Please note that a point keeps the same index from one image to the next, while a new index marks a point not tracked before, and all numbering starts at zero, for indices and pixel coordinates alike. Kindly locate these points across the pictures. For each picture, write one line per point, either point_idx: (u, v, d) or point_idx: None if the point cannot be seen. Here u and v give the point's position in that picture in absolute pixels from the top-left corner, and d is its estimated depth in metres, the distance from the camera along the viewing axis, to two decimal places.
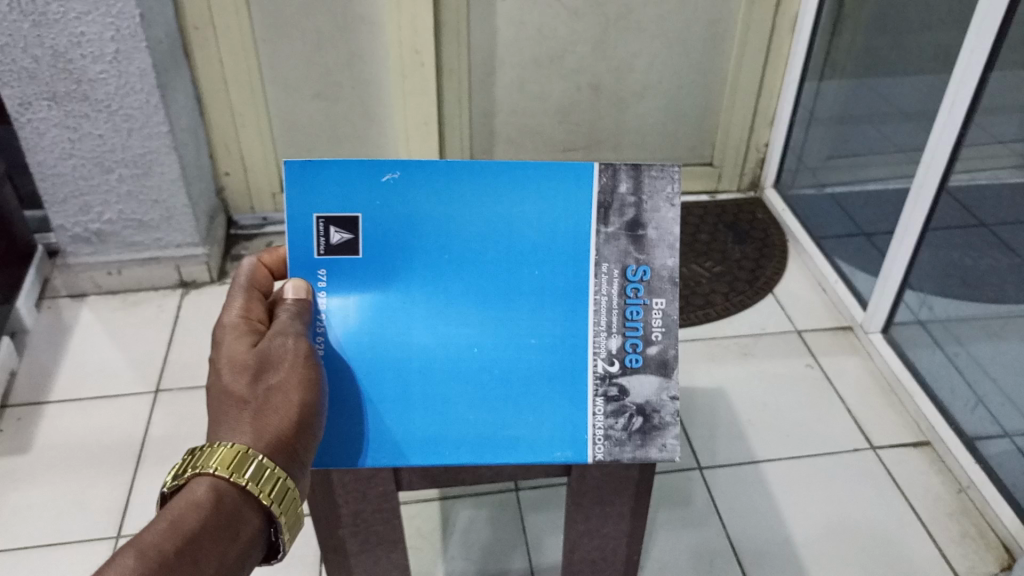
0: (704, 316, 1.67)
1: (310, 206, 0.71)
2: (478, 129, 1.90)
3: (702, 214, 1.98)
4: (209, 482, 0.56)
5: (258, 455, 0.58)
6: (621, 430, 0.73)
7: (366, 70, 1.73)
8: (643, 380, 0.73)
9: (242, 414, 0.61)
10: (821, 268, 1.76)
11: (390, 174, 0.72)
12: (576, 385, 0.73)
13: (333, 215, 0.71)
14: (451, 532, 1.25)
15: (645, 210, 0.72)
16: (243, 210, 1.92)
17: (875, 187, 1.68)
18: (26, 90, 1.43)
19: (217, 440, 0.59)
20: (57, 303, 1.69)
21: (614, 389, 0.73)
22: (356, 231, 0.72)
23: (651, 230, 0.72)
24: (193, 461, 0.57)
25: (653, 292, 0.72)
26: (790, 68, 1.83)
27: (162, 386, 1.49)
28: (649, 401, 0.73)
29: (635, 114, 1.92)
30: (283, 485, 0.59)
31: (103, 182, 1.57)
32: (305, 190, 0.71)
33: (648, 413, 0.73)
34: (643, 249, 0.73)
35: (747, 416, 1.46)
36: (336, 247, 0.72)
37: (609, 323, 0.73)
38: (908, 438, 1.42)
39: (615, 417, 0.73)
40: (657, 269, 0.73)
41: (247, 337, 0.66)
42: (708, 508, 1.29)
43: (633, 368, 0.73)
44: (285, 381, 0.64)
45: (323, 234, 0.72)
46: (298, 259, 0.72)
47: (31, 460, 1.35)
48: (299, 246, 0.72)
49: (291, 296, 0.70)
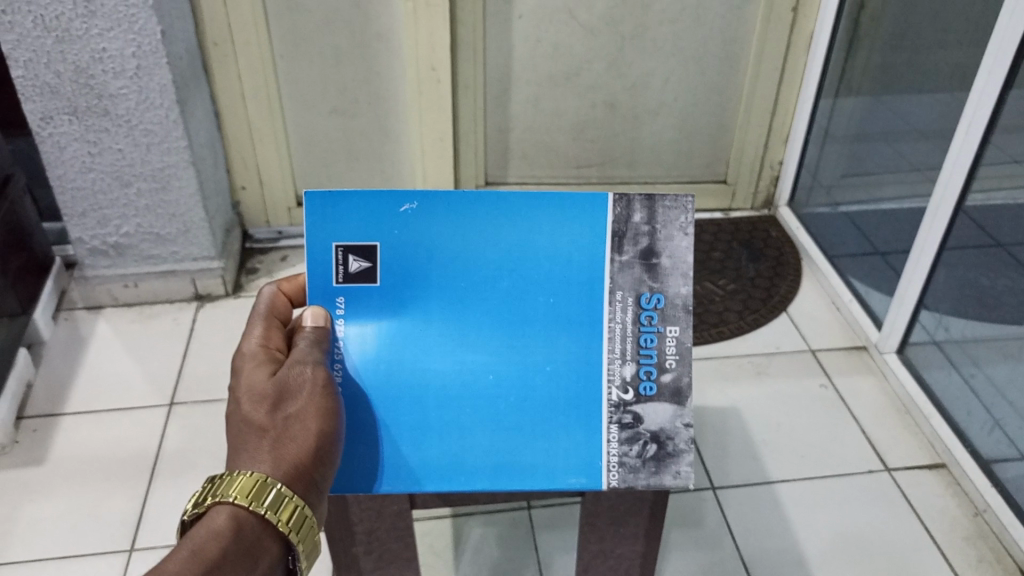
0: (718, 334, 1.67)
1: (329, 235, 0.72)
2: (493, 145, 1.90)
3: (716, 231, 1.98)
4: (228, 511, 0.57)
5: (276, 483, 0.59)
6: (635, 458, 0.72)
7: (383, 87, 1.75)
8: (657, 407, 0.73)
9: (261, 443, 0.61)
10: (836, 288, 1.76)
11: (408, 204, 0.73)
12: (590, 413, 0.73)
13: (352, 244, 0.72)
14: (462, 550, 1.25)
15: (659, 239, 0.73)
16: (258, 223, 1.93)
17: (890, 206, 1.67)
18: (48, 105, 1.45)
19: (236, 468, 0.60)
20: (74, 315, 1.70)
21: (628, 416, 0.73)
22: (375, 260, 0.72)
23: (665, 258, 0.72)
24: (213, 489, 0.58)
25: (667, 320, 0.73)
26: (806, 86, 1.83)
27: (177, 399, 1.50)
28: (663, 428, 0.73)
29: (650, 131, 1.92)
30: (301, 513, 0.59)
31: (122, 195, 1.58)
32: (324, 220, 0.72)
33: (662, 441, 0.72)
34: (658, 278, 0.73)
35: (761, 436, 1.45)
36: (354, 275, 0.72)
37: (623, 351, 0.73)
38: (924, 460, 1.41)
39: (630, 444, 0.72)
40: (671, 297, 0.73)
41: (266, 365, 0.67)
42: (721, 529, 1.29)
43: (647, 396, 0.73)
44: (303, 409, 0.64)
45: (342, 263, 0.72)
46: (318, 287, 0.72)
47: (47, 472, 1.36)
48: (319, 275, 0.72)
49: (309, 324, 0.71)
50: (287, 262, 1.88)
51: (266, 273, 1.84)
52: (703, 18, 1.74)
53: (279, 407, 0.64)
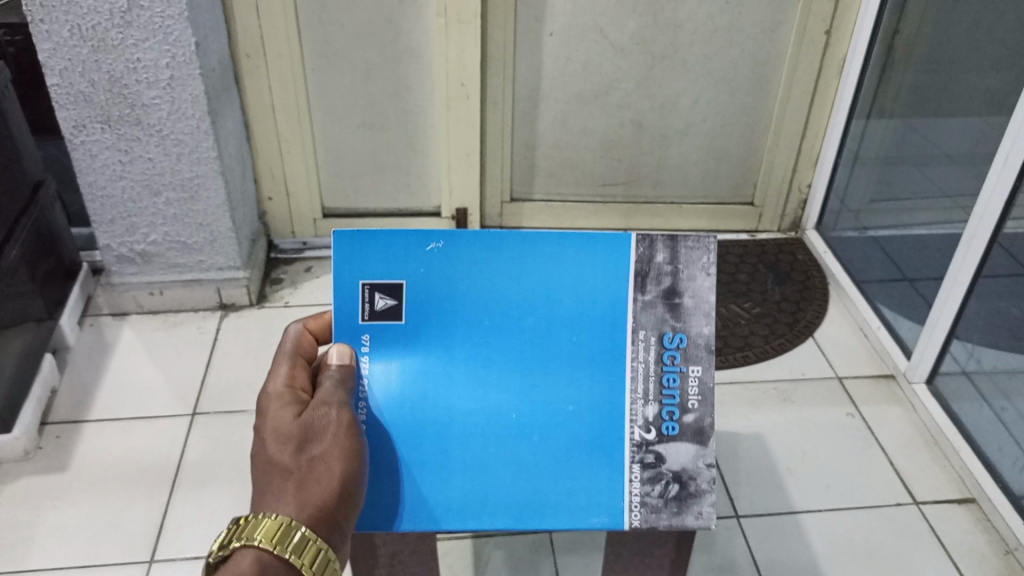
0: (743, 358, 1.65)
1: (357, 273, 0.72)
2: (520, 161, 1.90)
3: (742, 253, 1.96)
4: (253, 554, 0.57)
5: (301, 526, 0.59)
6: (657, 498, 0.72)
7: (412, 102, 1.75)
8: (680, 447, 0.72)
9: (286, 484, 0.62)
10: (864, 314, 1.74)
11: (435, 243, 0.73)
12: (612, 452, 0.72)
13: (379, 283, 0.72)
14: (483, 572, 1.23)
15: (681, 279, 0.72)
16: (284, 233, 1.93)
17: (921, 231, 1.64)
18: (81, 113, 1.46)
19: (262, 511, 0.61)
20: (100, 321, 1.71)
21: (650, 455, 0.72)
22: (400, 298, 0.72)
23: (687, 298, 0.72)
24: (238, 532, 0.58)
25: (690, 359, 0.72)
26: (837, 110, 1.82)
27: (200, 409, 1.50)
28: (685, 468, 0.72)
29: (678, 151, 1.91)
30: (324, 556, 0.59)
31: (151, 204, 1.59)
32: (352, 259, 0.72)
33: (685, 481, 0.72)
34: (680, 317, 0.72)
35: (786, 463, 1.43)
36: (380, 313, 0.72)
37: (646, 391, 0.72)
38: (953, 494, 1.38)
39: (652, 484, 0.72)
40: (693, 336, 0.72)
41: (291, 406, 0.67)
42: (744, 558, 1.27)
43: (669, 435, 0.72)
44: (328, 452, 0.65)
45: (368, 301, 0.72)
46: (344, 325, 0.72)
47: (69, 479, 1.36)
48: (345, 313, 0.72)
49: (334, 362, 0.71)
50: (311, 273, 1.88)
51: (290, 283, 1.84)
52: (735, 39, 1.73)
53: (302, 450, 0.64)
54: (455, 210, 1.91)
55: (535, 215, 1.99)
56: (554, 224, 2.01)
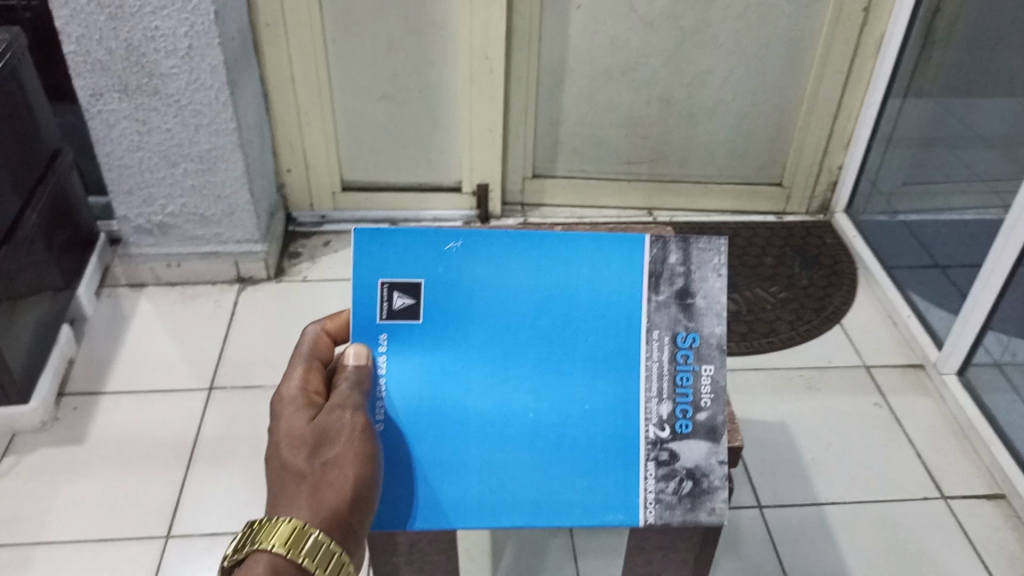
0: (768, 344, 1.61)
1: (375, 272, 0.69)
2: (544, 136, 1.86)
3: (768, 235, 1.91)
4: (266, 558, 0.58)
5: (314, 530, 0.60)
6: (671, 494, 0.70)
7: (434, 75, 1.71)
8: (693, 445, 0.70)
9: (300, 488, 0.62)
10: (893, 301, 1.69)
11: (452, 242, 0.70)
12: (626, 451, 0.70)
13: (398, 281, 0.69)
14: (501, 557, 1.22)
15: (694, 279, 0.70)
16: (302, 206, 1.91)
17: (960, 215, 1.58)
18: (99, 82, 1.43)
19: (276, 515, 0.61)
20: (117, 291, 1.69)
21: (664, 453, 0.70)
22: (418, 297, 0.69)
23: (699, 299, 0.70)
24: (252, 537, 0.59)
25: (702, 358, 0.71)
26: (872, 90, 1.76)
27: (217, 384, 1.49)
28: (699, 465, 0.70)
29: (705, 130, 1.86)
30: (338, 560, 0.60)
31: (168, 175, 1.57)
32: (370, 257, 0.69)
33: (698, 477, 0.70)
34: (693, 317, 0.71)
35: (811, 453, 1.40)
36: (398, 312, 0.69)
37: (660, 389, 0.70)
38: (981, 489, 1.35)
39: (665, 481, 0.70)
40: (705, 335, 0.71)
41: (305, 410, 0.67)
42: (767, 550, 1.25)
43: (683, 433, 0.70)
44: (341, 455, 0.64)
45: (386, 300, 0.69)
46: (361, 325, 0.69)
47: (86, 451, 1.36)
48: (363, 311, 0.69)
49: (351, 363, 0.68)
50: (329, 248, 1.85)
51: (308, 257, 1.82)
52: (770, 15, 1.67)
53: (316, 453, 0.64)
54: (476, 186, 1.87)
55: (558, 192, 1.96)
56: (577, 202, 1.97)
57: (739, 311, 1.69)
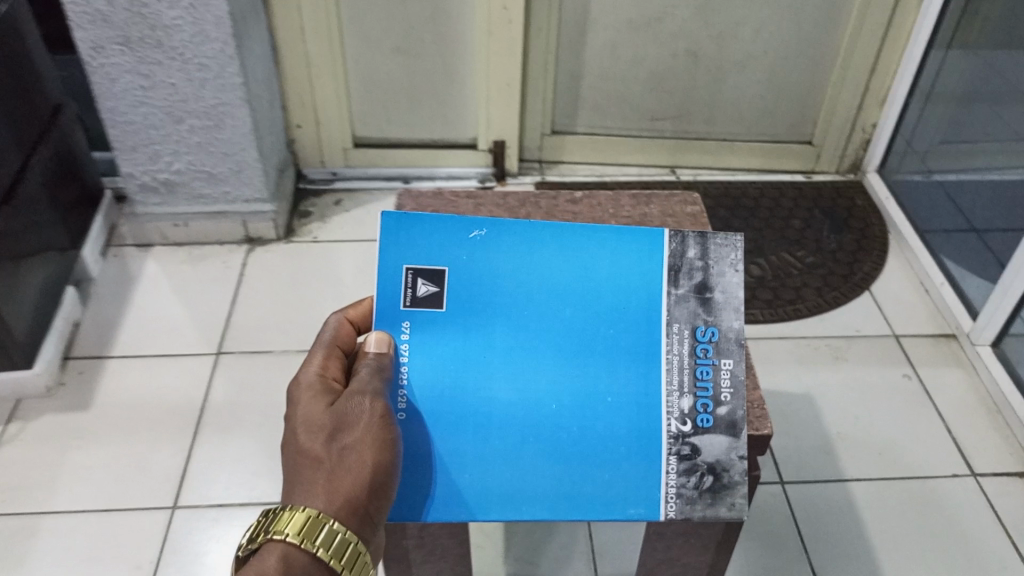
0: (794, 312, 1.55)
1: (401, 256, 0.65)
2: (564, 91, 1.78)
3: (796, 196, 1.84)
4: (280, 549, 0.55)
5: (329, 519, 0.56)
6: (692, 489, 0.65)
7: (450, 26, 1.63)
8: (714, 440, 0.65)
9: (315, 476, 0.58)
10: (927, 269, 1.62)
11: (476, 230, 0.67)
12: (647, 444, 0.65)
13: (424, 266, 0.65)
14: (514, 532, 1.18)
15: (712, 274, 0.67)
16: (313, 163, 1.85)
17: (1003, 176, 1.49)
18: (99, 34, 1.36)
19: (291, 503, 0.57)
20: (123, 252, 1.65)
21: (686, 447, 0.65)
22: (442, 284, 0.66)
23: (718, 294, 0.66)
24: (265, 525, 0.56)
25: (722, 352, 0.66)
26: (913, 44, 1.66)
27: (225, 348, 1.46)
28: (719, 460, 0.65)
29: (734, 85, 1.78)
30: (353, 549, 0.56)
31: (174, 132, 1.51)
32: (397, 242, 0.66)
33: (719, 472, 0.65)
34: (712, 312, 0.66)
35: (837, 427, 1.35)
36: (422, 299, 0.65)
37: (681, 383, 0.65)
38: (1014, 467, 1.30)
39: (686, 477, 0.65)
40: (724, 330, 0.66)
41: (323, 397, 0.62)
42: (790, 529, 1.21)
43: (704, 427, 0.65)
44: (359, 441, 0.59)
45: (410, 286, 0.65)
46: (384, 311, 0.65)
47: (93, 417, 1.33)
48: (386, 297, 0.65)
49: (372, 350, 0.63)
50: (341, 207, 1.80)
51: (319, 217, 1.76)
52: None
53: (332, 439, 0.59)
54: (492, 143, 1.80)
55: (577, 149, 1.88)
56: (597, 159, 1.90)
57: (764, 277, 1.62)
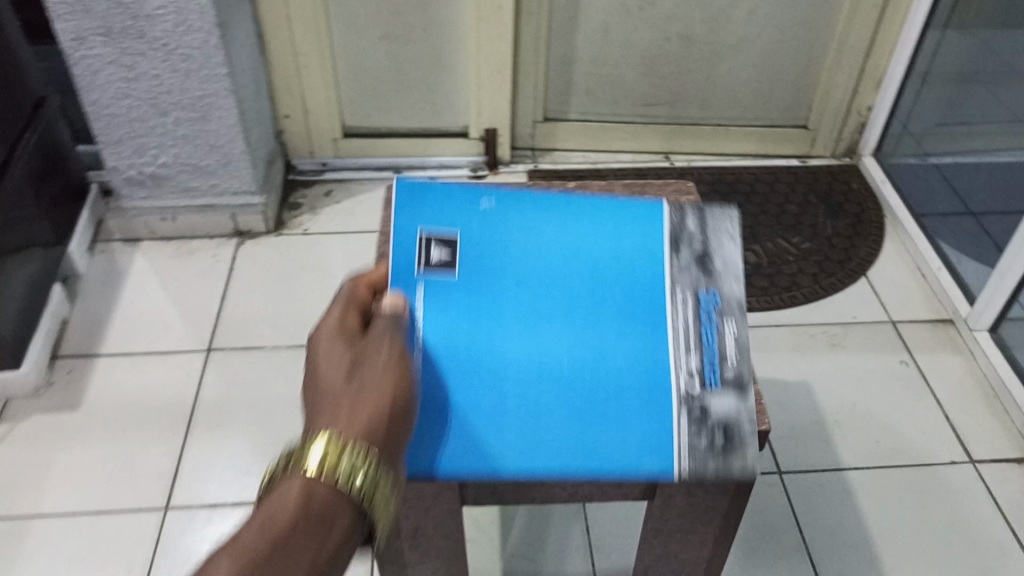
0: (790, 299, 1.54)
1: (415, 220, 0.66)
2: (556, 77, 1.76)
3: (791, 180, 1.82)
4: (299, 481, 0.49)
5: (352, 444, 0.50)
6: (704, 445, 0.62)
7: (439, 12, 1.60)
8: (724, 397, 0.63)
9: (334, 407, 0.53)
10: (924, 253, 1.61)
11: (485, 203, 0.69)
12: (658, 403, 0.63)
13: (436, 230, 0.66)
14: (510, 528, 1.17)
15: (711, 245, 0.68)
16: (302, 153, 1.82)
17: (1004, 158, 1.51)
18: (80, 25, 1.33)
19: (309, 433, 0.52)
20: (111, 247, 1.63)
21: (697, 404, 0.63)
22: (454, 248, 0.66)
23: (718, 261, 0.67)
24: (286, 457, 0.51)
25: (726, 316, 0.66)
26: (909, 25, 1.64)
27: (215, 344, 1.44)
28: (731, 418, 0.63)
29: (728, 69, 1.75)
30: (376, 478, 0.51)
31: (159, 124, 1.49)
32: (411, 207, 0.67)
33: (731, 430, 0.63)
34: (713, 278, 0.67)
35: (834, 415, 1.35)
36: (434, 261, 0.65)
37: (687, 342, 0.65)
38: (1012, 453, 1.29)
39: (699, 434, 0.62)
40: (726, 296, 0.66)
41: (342, 339, 0.58)
42: (787, 519, 1.20)
43: (714, 386, 0.64)
44: (380, 374, 0.55)
45: (424, 249, 0.65)
46: (397, 269, 0.65)
47: (83, 417, 1.32)
48: (399, 257, 0.65)
49: (388, 308, 0.61)
50: (331, 198, 1.77)
51: (309, 209, 1.74)
52: None
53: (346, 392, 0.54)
54: (484, 130, 1.78)
55: (570, 136, 1.86)
56: (590, 146, 1.88)
57: (759, 263, 1.61)
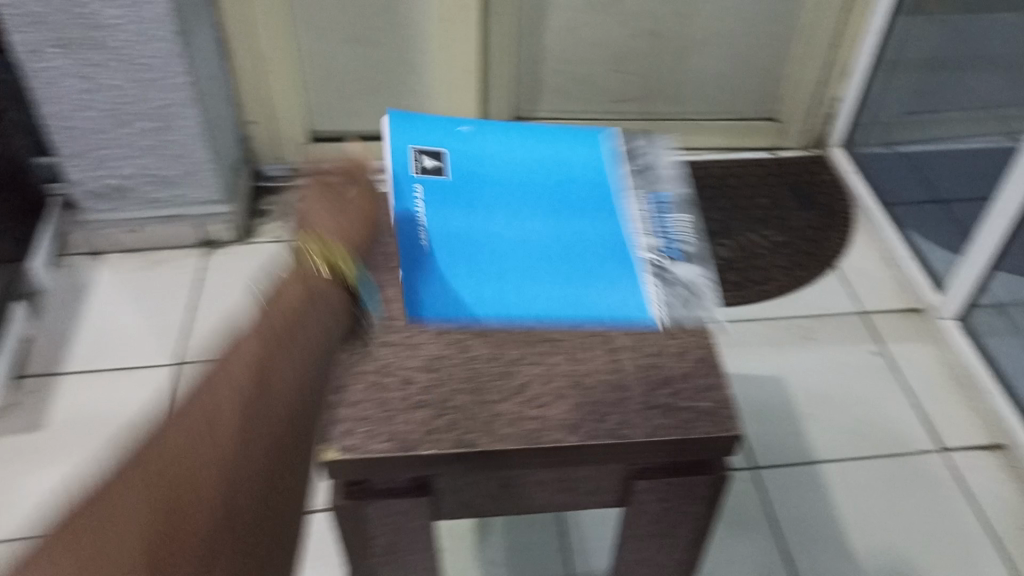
0: (762, 293, 1.55)
1: (410, 141, 0.84)
2: (525, 75, 1.75)
3: (761, 173, 1.83)
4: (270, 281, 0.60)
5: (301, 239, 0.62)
6: (671, 291, 0.74)
7: (405, 14, 1.59)
8: (682, 263, 0.77)
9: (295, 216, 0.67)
10: (892, 242, 1.62)
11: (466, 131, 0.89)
12: (624, 258, 0.77)
13: (428, 149, 0.84)
14: (487, 533, 1.16)
15: (648, 169, 0.88)
16: (269, 159, 1.79)
17: (969, 144, 1.51)
18: (36, 37, 1.30)
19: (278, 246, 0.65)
20: (75, 261, 1.60)
21: (659, 264, 0.77)
22: (445, 162, 0.83)
23: (656, 177, 0.88)
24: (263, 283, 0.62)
25: (669, 208, 0.83)
26: (874, 15, 1.64)
27: (185, 358, 1.42)
28: (689, 276, 0.76)
29: (696, 63, 1.75)
30: (323, 247, 0.61)
31: (121, 135, 1.46)
32: (407, 132, 0.85)
33: (691, 284, 0.76)
34: (654, 187, 0.86)
35: (806, 407, 1.36)
36: (429, 168, 0.82)
37: (642, 224, 0.81)
38: (981, 439, 1.31)
39: (665, 283, 0.75)
40: (667, 197, 0.85)
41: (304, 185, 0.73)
42: (762, 514, 1.20)
43: (671, 255, 0.78)
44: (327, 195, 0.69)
45: (419, 159, 0.83)
46: (398, 172, 0.81)
47: (51, 437, 1.29)
48: (398, 164, 0.81)
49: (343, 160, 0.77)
50: None
51: (279, 217, 1.73)
52: None
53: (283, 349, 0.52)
54: None
55: None
56: None
57: (731, 259, 1.61)
